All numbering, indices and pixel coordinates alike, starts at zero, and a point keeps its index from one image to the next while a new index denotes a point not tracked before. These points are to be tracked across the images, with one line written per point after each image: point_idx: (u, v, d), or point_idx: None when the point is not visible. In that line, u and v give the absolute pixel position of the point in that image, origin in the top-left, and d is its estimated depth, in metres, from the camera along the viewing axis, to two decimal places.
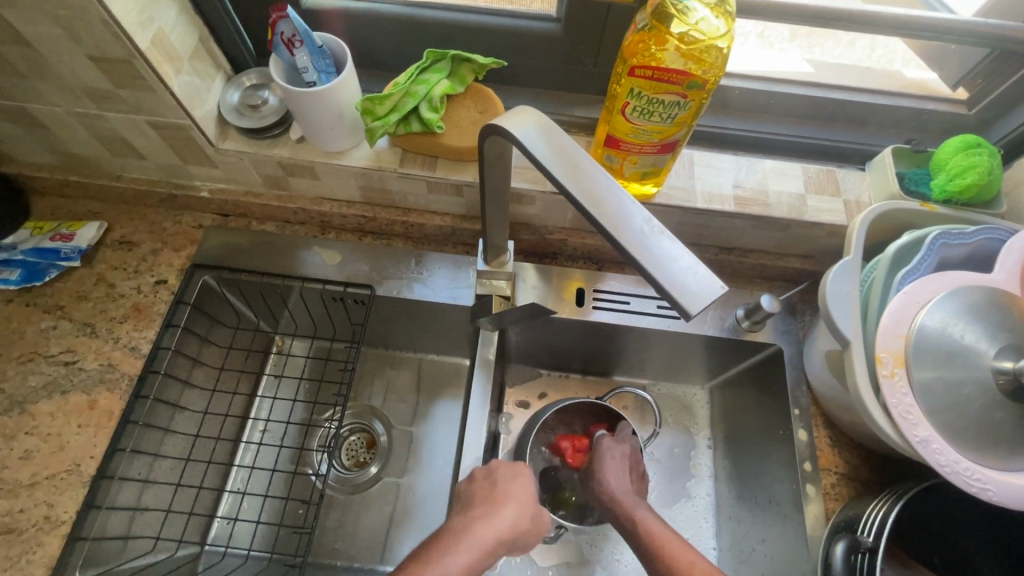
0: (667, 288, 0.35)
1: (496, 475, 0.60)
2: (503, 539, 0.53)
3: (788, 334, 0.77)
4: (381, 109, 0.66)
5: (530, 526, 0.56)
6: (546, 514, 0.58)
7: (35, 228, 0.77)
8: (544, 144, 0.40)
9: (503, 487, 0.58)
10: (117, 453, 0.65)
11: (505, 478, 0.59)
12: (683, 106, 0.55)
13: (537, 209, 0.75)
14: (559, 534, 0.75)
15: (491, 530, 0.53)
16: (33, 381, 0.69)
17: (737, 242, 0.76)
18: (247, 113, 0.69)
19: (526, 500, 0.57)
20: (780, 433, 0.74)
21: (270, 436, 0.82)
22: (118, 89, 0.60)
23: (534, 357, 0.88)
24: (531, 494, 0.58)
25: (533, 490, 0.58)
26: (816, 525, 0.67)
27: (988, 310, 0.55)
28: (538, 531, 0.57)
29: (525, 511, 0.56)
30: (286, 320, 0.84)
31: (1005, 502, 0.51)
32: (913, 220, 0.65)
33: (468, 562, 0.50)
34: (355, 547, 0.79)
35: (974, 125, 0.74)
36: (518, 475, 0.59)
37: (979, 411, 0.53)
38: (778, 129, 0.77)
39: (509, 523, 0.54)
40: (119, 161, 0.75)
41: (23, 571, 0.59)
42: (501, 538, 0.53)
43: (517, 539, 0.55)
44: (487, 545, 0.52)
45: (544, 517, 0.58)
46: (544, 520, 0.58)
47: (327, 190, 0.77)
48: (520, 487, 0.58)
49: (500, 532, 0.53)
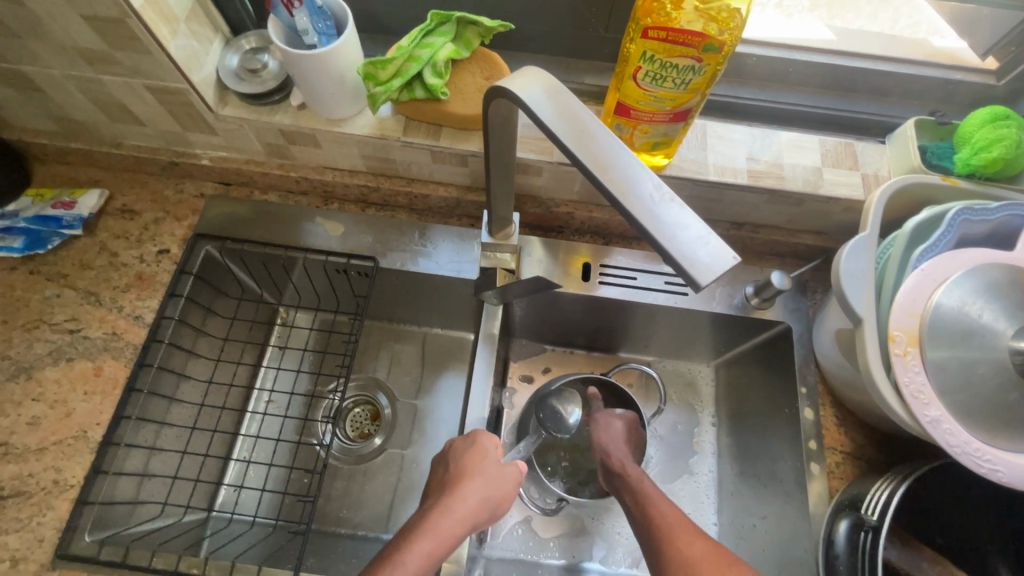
0: (675, 257, 0.33)
1: (455, 454, 0.59)
2: (468, 517, 0.53)
3: (798, 312, 0.75)
4: (383, 74, 0.64)
5: (496, 491, 0.56)
6: (508, 467, 0.59)
7: (36, 196, 0.76)
8: (551, 107, 0.38)
9: (461, 465, 0.58)
10: (123, 420, 0.65)
11: (461, 453, 0.59)
12: (697, 71, 0.52)
13: (544, 180, 0.73)
14: (559, 506, 0.76)
15: (455, 509, 0.53)
16: (38, 348, 0.69)
17: (749, 217, 0.74)
18: (247, 78, 0.68)
19: (489, 471, 0.57)
20: (786, 411, 0.73)
21: (275, 406, 0.82)
22: (114, 50, 0.59)
23: (539, 332, 0.87)
24: (490, 463, 0.58)
25: (491, 459, 0.58)
26: (819, 502, 0.66)
27: (1008, 289, 0.53)
28: (505, 493, 0.58)
29: (487, 480, 0.56)
30: (290, 292, 0.84)
31: (1015, 484, 0.50)
32: (934, 195, 0.63)
33: (434, 550, 0.50)
34: (362, 515, 0.79)
35: (1003, 96, 0.71)
36: (474, 448, 0.59)
37: (994, 392, 0.51)
38: (795, 100, 0.75)
39: (472, 499, 0.54)
40: (119, 128, 0.74)
41: (33, 533, 0.60)
42: (466, 516, 0.53)
43: (486, 506, 0.55)
44: (452, 528, 0.52)
45: (508, 475, 0.58)
46: (510, 478, 0.59)
47: (329, 159, 0.75)
48: (477, 460, 0.58)
49: (465, 511, 0.53)
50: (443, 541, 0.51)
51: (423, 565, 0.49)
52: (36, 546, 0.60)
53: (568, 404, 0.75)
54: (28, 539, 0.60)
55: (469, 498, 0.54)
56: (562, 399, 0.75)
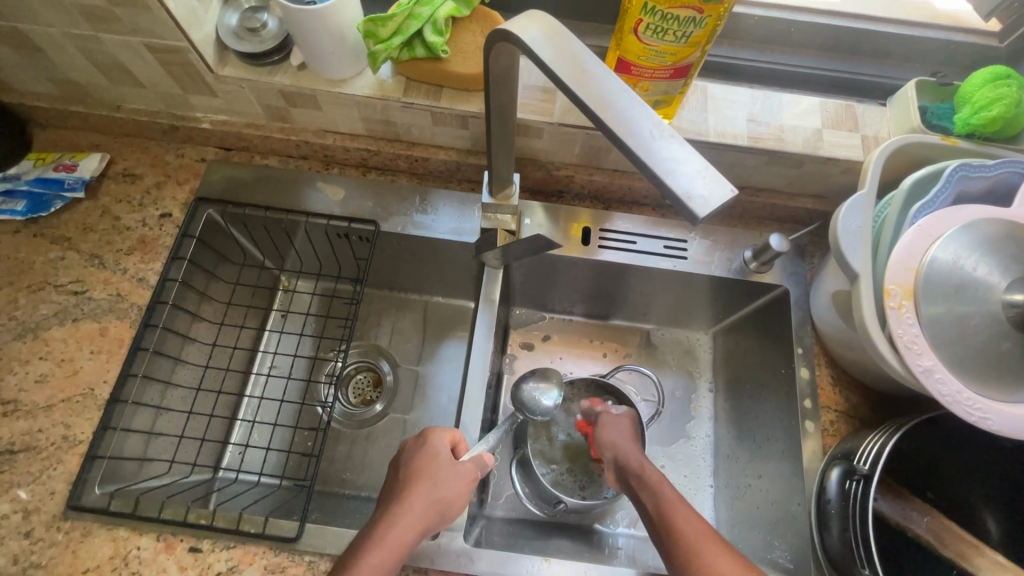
0: (673, 191, 0.34)
1: (407, 458, 0.59)
2: (419, 524, 0.53)
3: (795, 275, 0.76)
4: (384, 31, 0.64)
5: (450, 490, 0.57)
6: (460, 468, 0.59)
7: (38, 159, 0.76)
8: (549, 48, 0.39)
9: (413, 466, 0.57)
10: (130, 378, 0.67)
11: (411, 455, 0.59)
12: (699, 23, 0.52)
13: (545, 143, 0.73)
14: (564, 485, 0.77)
15: (405, 514, 0.53)
16: (44, 309, 0.70)
17: (749, 180, 0.75)
18: (246, 37, 0.67)
19: (440, 473, 0.57)
20: (781, 372, 0.74)
21: (278, 370, 0.83)
22: (113, 7, 0.58)
23: (539, 299, 0.88)
24: (443, 465, 0.58)
25: (443, 461, 0.58)
26: (813, 459, 0.68)
27: (1003, 243, 0.53)
28: (459, 492, 0.57)
29: (436, 485, 0.56)
30: (292, 259, 0.84)
31: (1004, 432, 0.51)
32: (934, 155, 0.63)
33: (384, 563, 0.49)
34: (365, 477, 0.81)
35: (1004, 57, 0.71)
36: (423, 451, 0.59)
37: (986, 343, 0.52)
38: (796, 62, 0.75)
39: (422, 505, 0.54)
40: (118, 90, 0.73)
41: (45, 486, 0.62)
42: (418, 522, 0.53)
43: (440, 508, 0.55)
44: (404, 537, 0.51)
45: (459, 474, 0.58)
46: (464, 478, 0.59)
47: (330, 122, 0.75)
48: (426, 464, 0.57)
49: (416, 516, 0.53)
50: (394, 550, 0.51)
51: None
52: (48, 498, 0.61)
53: (543, 383, 0.75)
54: (40, 492, 0.62)
55: (420, 502, 0.54)
56: (537, 378, 0.75)
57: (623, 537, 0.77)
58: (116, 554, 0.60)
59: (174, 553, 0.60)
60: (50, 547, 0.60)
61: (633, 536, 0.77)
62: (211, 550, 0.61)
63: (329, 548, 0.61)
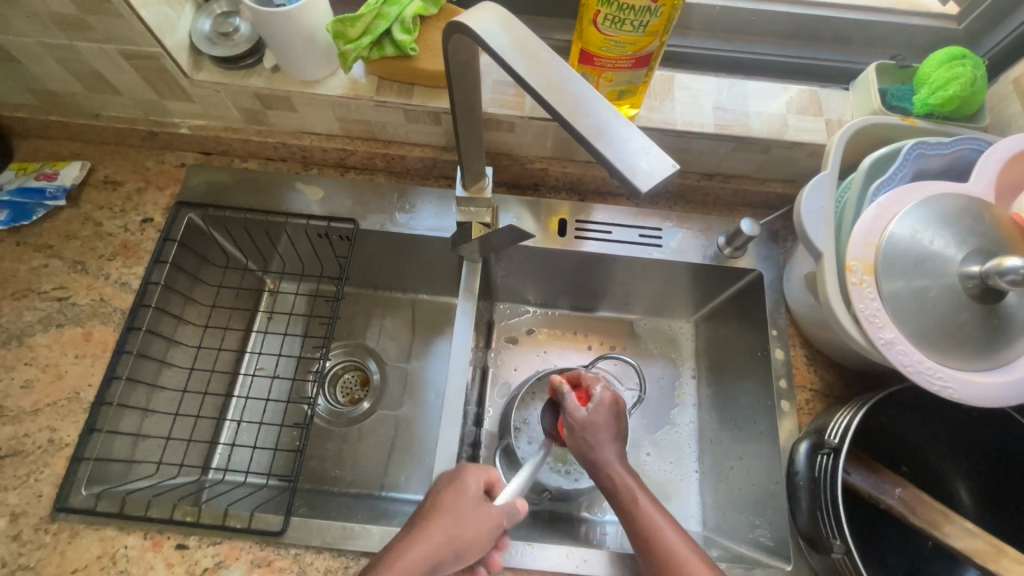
0: (618, 166, 0.35)
1: (437, 489, 0.58)
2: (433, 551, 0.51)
3: (769, 260, 0.78)
4: (353, 31, 0.65)
5: (473, 529, 0.55)
6: (487, 506, 0.57)
7: (19, 169, 0.77)
8: (505, 38, 0.41)
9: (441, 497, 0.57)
10: (115, 380, 0.67)
11: (442, 488, 0.59)
12: (654, 12, 0.54)
13: (518, 137, 0.75)
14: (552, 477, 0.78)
15: (420, 542, 0.52)
16: (28, 316, 0.71)
17: (719, 167, 0.77)
18: (220, 42, 0.69)
19: (465, 508, 0.56)
20: (758, 354, 0.75)
21: (264, 370, 0.84)
22: (86, 15, 0.59)
23: (521, 293, 0.89)
24: (469, 499, 0.57)
25: (469, 497, 0.57)
26: (789, 438, 0.69)
27: (960, 217, 0.55)
28: (482, 530, 0.55)
29: (460, 518, 0.55)
30: (276, 261, 0.86)
31: (963, 399, 0.52)
32: (895, 136, 0.64)
33: None
34: (355, 474, 0.81)
35: (962, 39, 0.72)
36: (454, 486, 0.58)
37: (946, 314, 0.53)
38: (760, 51, 0.77)
39: (439, 533, 0.53)
40: (97, 99, 0.75)
41: (32, 489, 0.63)
42: (431, 553, 0.51)
43: (459, 543, 0.53)
44: (416, 563, 0.50)
45: (484, 515, 0.56)
46: (489, 520, 0.56)
47: (306, 124, 0.77)
48: (452, 497, 0.57)
49: (429, 546, 0.52)
50: None
51: None
52: (35, 501, 0.62)
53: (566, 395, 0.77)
54: (27, 495, 0.62)
55: (436, 532, 0.53)
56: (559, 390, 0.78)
57: (611, 525, 0.78)
58: (103, 553, 0.60)
59: (162, 550, 0.61)
60: (38, 549, 0.60)
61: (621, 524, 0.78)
62: (198, 546, 0.61)
63: (315, 541, 0.62)
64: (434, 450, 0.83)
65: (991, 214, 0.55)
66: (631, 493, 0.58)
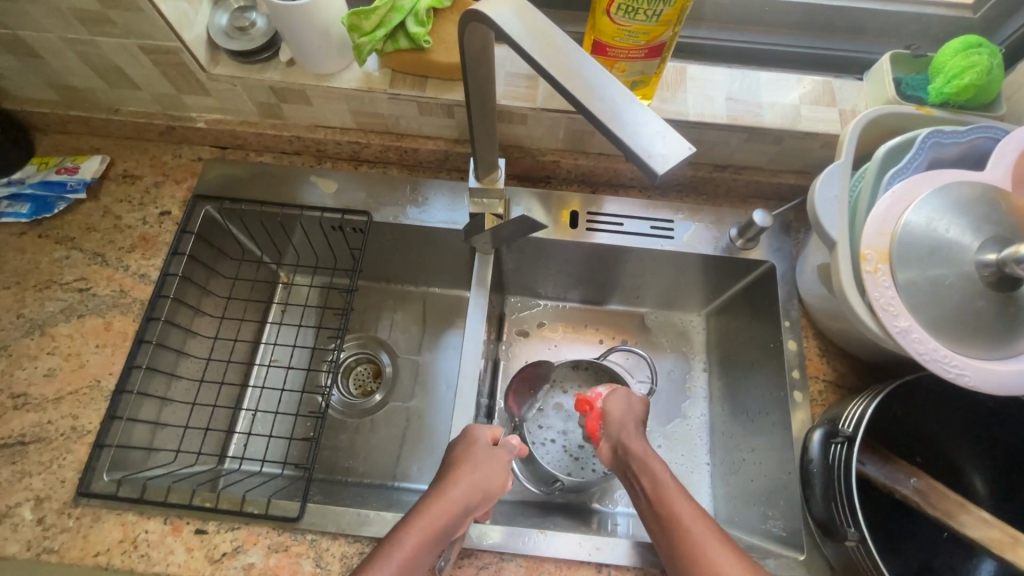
0: (634, 150, 0.36)
1: (453, 446, 0.60)
2: (454, 511, 0.52)
3: (781, 251, 0.77)
4: (367, 24, 0.66)
5: (487, 479, 0.57)
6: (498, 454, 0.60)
7: (41, 164, 0.79)
8: (520, 24, 0.41)
9: (457, 453, 0.59)
10: (134, 369, 0.69)
11: (456, 444, 0.61)
12: (667, 1, 0.54)
13: (530, 129, 0.75)
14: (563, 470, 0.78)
15: (441, 501, 0.52)
16: (50, 306, 0.72)
17: (731, 158, 0.77)
18: (237, 36, 0.70)
19: (483, 460, 0.58)
20: (770, 345, 0.75)
21: (279, 361, 0.85)
22: (107, 10, 0.61)
23: (532, 286, 0.90)
24: (485, 452, 0.59)
25: (484, 448, 0.59)
26: (802, 428, 0.69)
27: (976, 205, 0.54)
28: (496, 477, 0.58)
29: (478, 470, 0.57)
30: (290, 253, 0.87)
31: (979, 387, 0.52)
32: (911, 125, 0.64)
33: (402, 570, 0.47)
34: (368, 464, 0.82)
35: (978, 27, 0.72)
36: (477, 472, 0.56)
37: (961, 303, 0.53)
38: (771, 42, 0.76)
39: (459, 488, 0.54)
40: (116, 93, 0.76)
41: (55, 475, 0.64)
42: (437, 541, 0.50)
43: (477, 496, 0.55)
44: (438, 521, 0.51)
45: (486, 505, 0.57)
46: (502, 466, 0.60)
47: (321, 117, 0.78)
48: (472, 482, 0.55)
49: (440, 532, 0.51)
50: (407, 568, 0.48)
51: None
52: (59, 486, 0.64)
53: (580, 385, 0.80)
54: (51, 480, 0.64)
55: (456, 487, 0.54)
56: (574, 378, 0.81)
57: (622, 516, 0.78)
58: (125, 538, 0.62)
59: (181, 535, 0.62)
60: (62, 533, 0.62)
61: (632, 515, 0.78)
62: (217, 531, 0.62)
63: (330, 527, 0.63)
64: (445, 441, 0.84)
65: (1008, 201, 0.55)
66: (644, 462, 0.59)
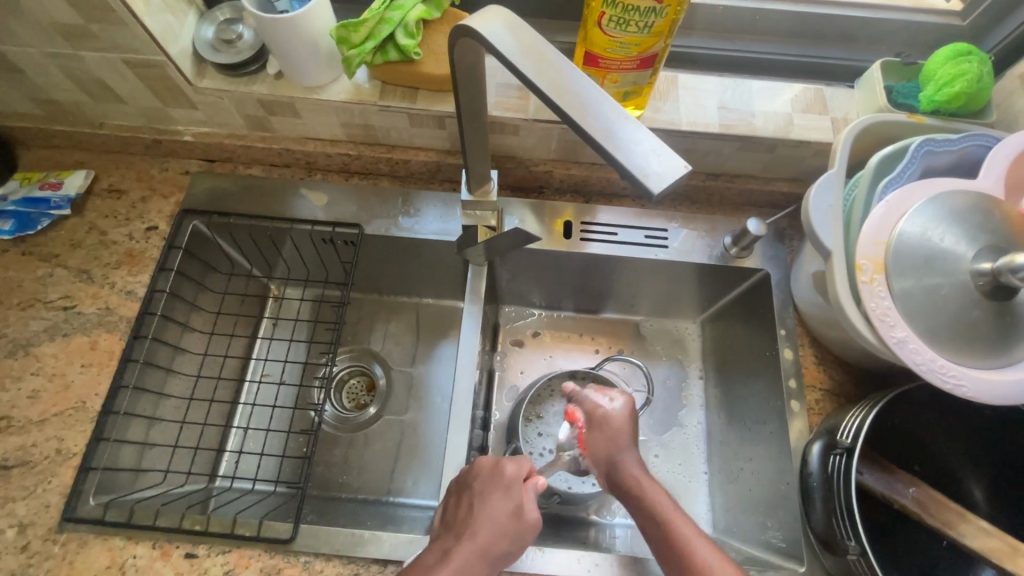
0: (630, 169, 0.35)
1: (482, 491, 0.56)
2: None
3: (776, 259, 0.77)
4: (356, 37, 0.65)
5: (509, 545, 0.53)
6: (526, 513, 0.55)
7: (23, 179, 0.77)
8: (511, 40, 0.41)
9: (484, 503, 0.55)
10: (121, 390, 0.67)
11: (487, 489, 0.56)
12: (659, 13, 0.53)
13: (522, 140, 0.75)
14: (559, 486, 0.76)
15: (460, 568, 0.49)
16: (34, 325, 0.71)
17: (725, 167, 0.76)
18: (223, 49, 0.69)
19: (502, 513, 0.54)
20: (767, 354, 0.75)
21: (270, 376, 0.84)
22: (90, 25, 0.60)
23: (526, 296, 0.89)
24: (512, 510, 0.55)
25: (515, 506, 0.55)
26: (800, 438, 0.68)
27: (970, 213, 0.54)
28: (520, 539, 0.54)
29: (501, 533, 0.53)
30: (280, 267, 0.85)
31: (977, 397, 0.52)
32: (902, 133, 0.64)
33: None
34: (362, 479, 0.81)
35: (966, 35, 0.72)
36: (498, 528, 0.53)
37: (956, 311, 0.53)
38: (763, 50, 0.77)
39: (480, 555, 0.51)
40: (101, 107, 0.75)
41: (40, 499, 0.62)
42: None
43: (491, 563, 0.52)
44: None
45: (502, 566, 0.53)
46: (527, 522, 0.55)
47: (311, 130, 0.77)
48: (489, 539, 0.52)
49: None
50: None
51: None
52: (43, 511, 0.62)
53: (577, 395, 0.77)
54: (35, 506, 0.62)
55: (477, 554, 0.51)
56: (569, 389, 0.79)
57: (620, 528, 0.77)
58: (112, 563, 0.60)
59: (171, 560, 0.61)
60: (47, 560, 0.60)
61: (630, 526, 0.77)
62: (207, 555, 0.61)
63: (324, 548, 0.62)
64: (441, 455, 0.83)
65: (1002, 210, 0.55)
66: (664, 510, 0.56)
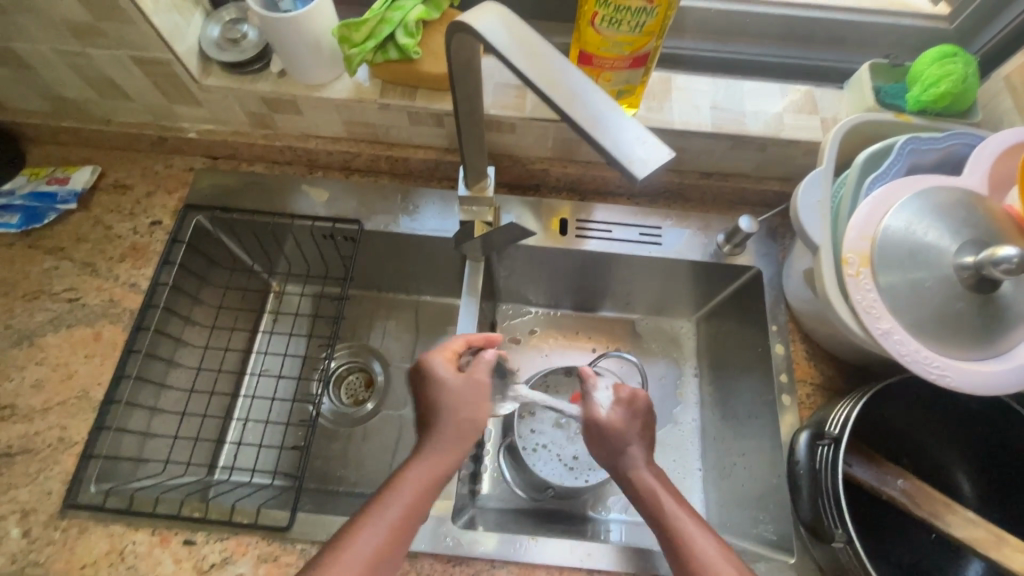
0: (617, 156, 0.37)
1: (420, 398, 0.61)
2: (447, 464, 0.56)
3: (768, 257, 0.79)
4: (357, 36, 0.67)
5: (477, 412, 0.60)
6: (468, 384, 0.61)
7: (32, 174, 0.79)
8: (506, 35, 0.42)
9: (433, 402, 0.60)
10: (123, 379, 0.69)
11: (428, 391, 0.61)
12: (650, 13, 0.55)
13: (518, 138, 0.76)
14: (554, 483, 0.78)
15: (433, 459, 0.56)
16: (39, 316, 0.72)
17: (716, 166, 0.78)
18: (228, 47, 0.71)
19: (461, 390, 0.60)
20: (758, 350, 0.76)
21: (270, 369, 0.85)
22: (99, 22, 0.62)
23: (523, 293, 0.90)
24: (457, 397, 0.60)
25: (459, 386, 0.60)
26: (790, 431, 0.70)
27: (954, 209, 0.56)
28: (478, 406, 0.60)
29: (458, 412, 0.59)
30: (281, 263, 0.87)
31: (962, 388, 0.52)
32: (890, 132, 0.65)
33: (389, 537, 0.51)
34: (359, 473, 0.82)
35: (954, 38, 0.74)
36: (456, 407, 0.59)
37: (941, 304, 0.54)
38: (752, 52, 0.79)
39: (447, 441, 0.57)
40: (107, 104, 0.76)
41: (42, 486, 0.64)
42: (418, 496, 0.54)
43: (462, 435, 0.58)
44: (431, 476, 0.55)
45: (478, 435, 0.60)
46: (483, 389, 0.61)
47: (312, 127, 0.78)
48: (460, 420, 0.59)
49: (418, 483, 0.55)
50: (395, 529, 0.52)
51: (376, 546, 0.50)
52: (45, 498, 0.63)
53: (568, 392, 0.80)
54: (37, 492, 0.63)
55: (451, 451, 0.57)
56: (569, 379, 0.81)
57: (615, 523, 0.77)
58: (112, 549, 0.61)
59: (169, 546, 0.61)
60: (47, 545, 0.61)
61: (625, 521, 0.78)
62: (205, 542, 0.62)
63: (320, 536, 0.63)
64: None
65: (986, 206, 0.56)
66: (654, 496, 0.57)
